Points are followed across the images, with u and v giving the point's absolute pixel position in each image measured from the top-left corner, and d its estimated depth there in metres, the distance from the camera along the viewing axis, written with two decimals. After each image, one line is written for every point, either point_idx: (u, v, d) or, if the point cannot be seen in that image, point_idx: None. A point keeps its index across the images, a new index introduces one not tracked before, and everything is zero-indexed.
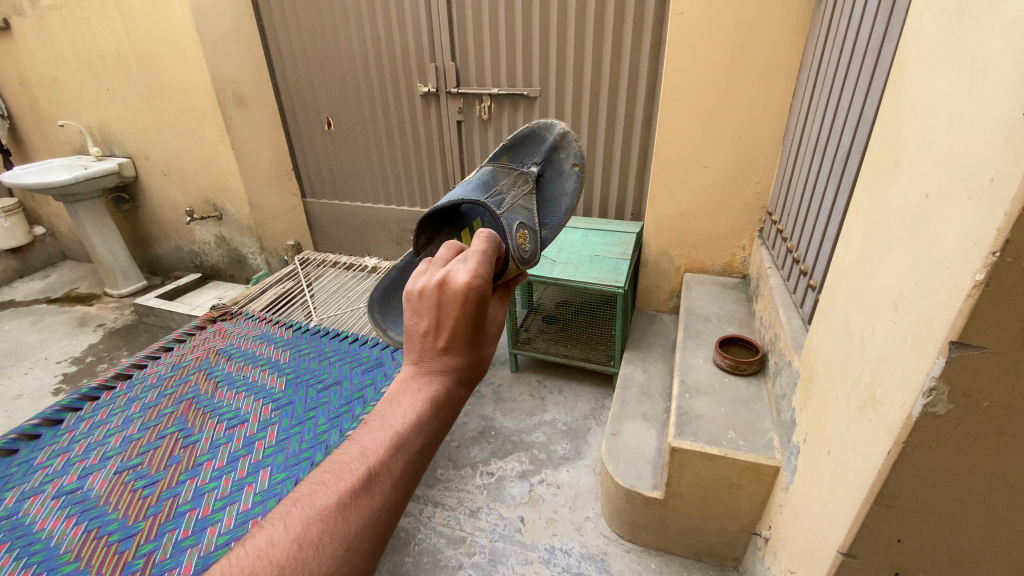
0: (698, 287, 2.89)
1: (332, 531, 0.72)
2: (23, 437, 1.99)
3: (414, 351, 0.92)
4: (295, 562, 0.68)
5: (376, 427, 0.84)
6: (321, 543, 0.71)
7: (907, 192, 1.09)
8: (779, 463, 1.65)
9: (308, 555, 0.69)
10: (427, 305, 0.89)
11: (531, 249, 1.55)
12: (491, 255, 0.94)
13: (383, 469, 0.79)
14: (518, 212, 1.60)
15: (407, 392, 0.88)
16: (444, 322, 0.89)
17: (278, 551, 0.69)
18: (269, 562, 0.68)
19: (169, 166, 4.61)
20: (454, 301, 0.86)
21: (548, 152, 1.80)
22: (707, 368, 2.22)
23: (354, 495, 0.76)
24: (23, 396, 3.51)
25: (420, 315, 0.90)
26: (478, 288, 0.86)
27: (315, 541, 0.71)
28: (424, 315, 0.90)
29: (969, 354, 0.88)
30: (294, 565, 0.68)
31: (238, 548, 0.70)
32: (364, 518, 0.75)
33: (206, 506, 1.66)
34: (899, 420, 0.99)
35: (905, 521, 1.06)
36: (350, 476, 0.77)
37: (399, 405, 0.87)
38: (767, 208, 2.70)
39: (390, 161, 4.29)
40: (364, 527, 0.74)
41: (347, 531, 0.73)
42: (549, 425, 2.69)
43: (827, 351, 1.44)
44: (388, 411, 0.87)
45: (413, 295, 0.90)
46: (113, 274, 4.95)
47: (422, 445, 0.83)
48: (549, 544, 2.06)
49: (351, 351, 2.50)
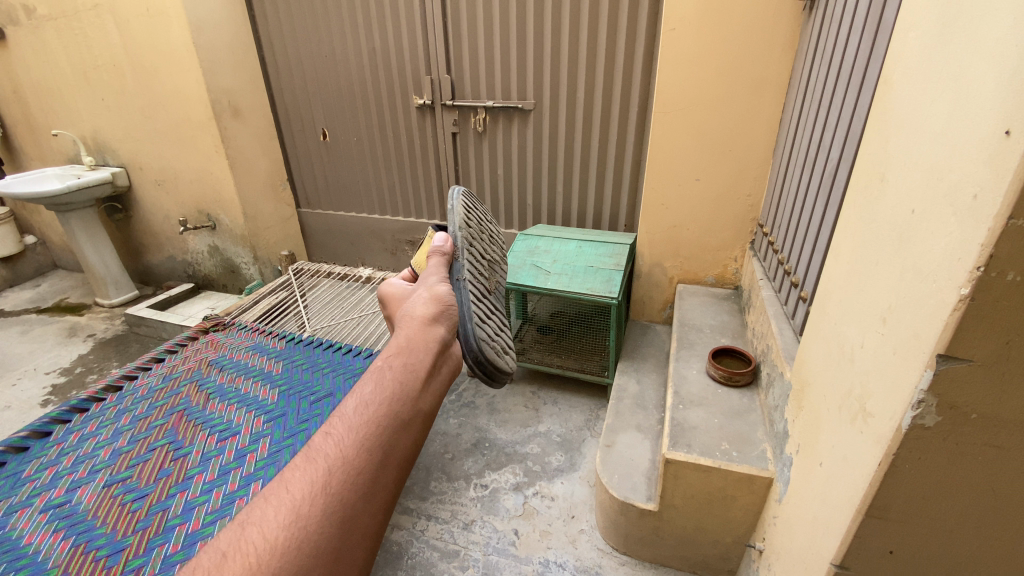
0: (690, 298, 2.91)
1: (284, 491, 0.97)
2: (11, 449, 1.96)
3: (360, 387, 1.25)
4: (241, 535, 0.90)
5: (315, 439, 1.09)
6: (260, 520, 0.91)
7: (894, 207, 1.11)
8: (773, 474, 1.65)
9: (250, 530, 0.90)
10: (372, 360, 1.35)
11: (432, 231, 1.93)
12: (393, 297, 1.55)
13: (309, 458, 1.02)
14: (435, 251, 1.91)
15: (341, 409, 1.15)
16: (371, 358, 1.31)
17: (231, 534, 0.91)
18: (222, 542, 0.90)
19: (162, 175, 4.60)
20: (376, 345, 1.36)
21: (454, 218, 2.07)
22: (700, 379, 2.23)
23: (301, 465, 1.02)
24: (10, 407, 3.45)
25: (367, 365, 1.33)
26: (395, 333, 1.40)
27: (255, 519, 0.92)
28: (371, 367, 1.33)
29: (956, 366, 0.89)
30: (241, 539, 0.89)
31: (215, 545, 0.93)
32: (303, 486, 0.96)
33: (196, 520, 1.63)
34: (890, 432, 1.00)
35: (896, 532, 1.07)
36: (288, 472, 1.01)
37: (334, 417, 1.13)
38: (758, 220, 2.74)
39: (385, 172, 4.31)
40: (307, 482, 0.97)
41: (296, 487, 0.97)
42: (543, 437, 2.68)
43: (818, 363, 1.46)
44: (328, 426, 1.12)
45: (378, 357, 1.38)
46: (104, 284, 4.91)
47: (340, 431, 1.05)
48: (543, 558, 2.05)
49: (344, 363, 2.50)
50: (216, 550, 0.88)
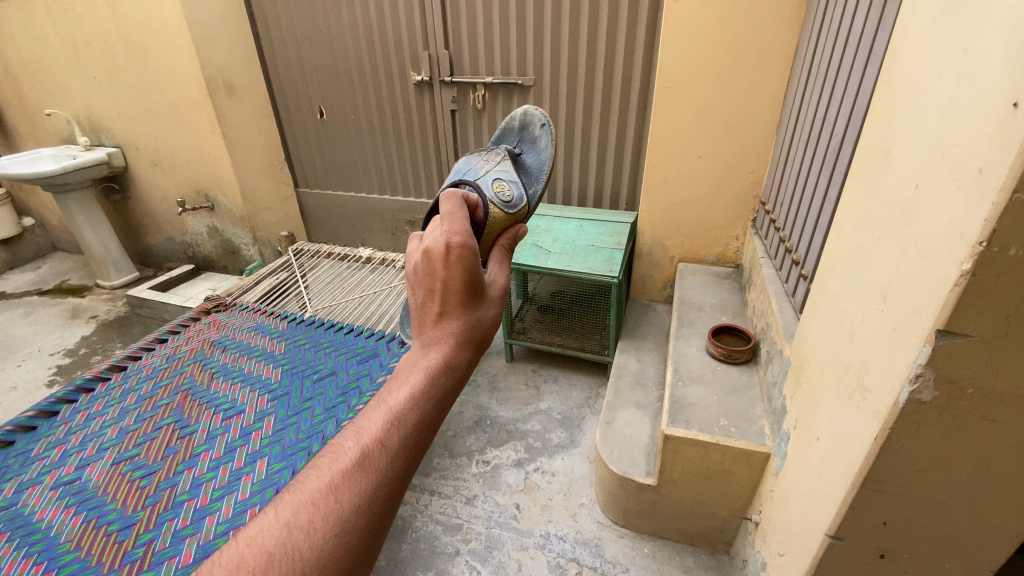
0: (691, 277, 2.91)
1: (324, 514, 0.69)
2: (19, 429, 1.99)
3: (416, 329, 0.93)
4: (286, 548, 0.65)
5: (370, 407, 0.81)
6: (310, 528, 0.67)
7: (897, 182, 1.10)
8: (770, 449, 1.68)
9: (297, 539, 0.66)
10: (421, 278, 0.96)
11: (515, 194, 1.73)
12: (464, 219, 0.98)
13: (377, 447, 0.75)
14: (495, 174, 1.82)
15: (406, 373, 0.85)
16: (434, 288, 0.93)
17: (269, 537, 0.67)
18: (259, 550, 0.65)
19: (159, 155, 4.55)
20: (438, 265, 0.92)
21: (519, 132, 2.16)
22: (699, 357, 2.24)
23: (346, 477, 0.72)
24: (17, 388, 3.49)
25: (418, 289, 0.96)
26: (462, 244, 0.93)
27: (307, 524, 0.67)
28: (419, 289, 0.96)
29: (955, 342, 0.90)
30: (284, 551, 0.65)
31: (233, 538, 0.68)
32: (359, 493, 0.71)
33: (204, 495, 1.64)
34: (887, 407, 1.01)
35: (890, 504, 1.09)
36: (344, 457, 0.74)
37: (395, 381, 0.85)
38: (760, 198, 2.72)
39: (384, 151, 4.26)
40: (359, 510, 0.70)
41: (341, 511, 0.69)
42: (544, 414, 2.72)
43: (817, 341, 1.46)
44: (385, 389, 0.84)
45: (412, 272, 0.98)
46: (105, 266, 4.91)
47: (418, 418, 0.79)
48: (544, 530, 2.09)
49: (345, 342, 2.51)
50: (254, 560, 0.64)
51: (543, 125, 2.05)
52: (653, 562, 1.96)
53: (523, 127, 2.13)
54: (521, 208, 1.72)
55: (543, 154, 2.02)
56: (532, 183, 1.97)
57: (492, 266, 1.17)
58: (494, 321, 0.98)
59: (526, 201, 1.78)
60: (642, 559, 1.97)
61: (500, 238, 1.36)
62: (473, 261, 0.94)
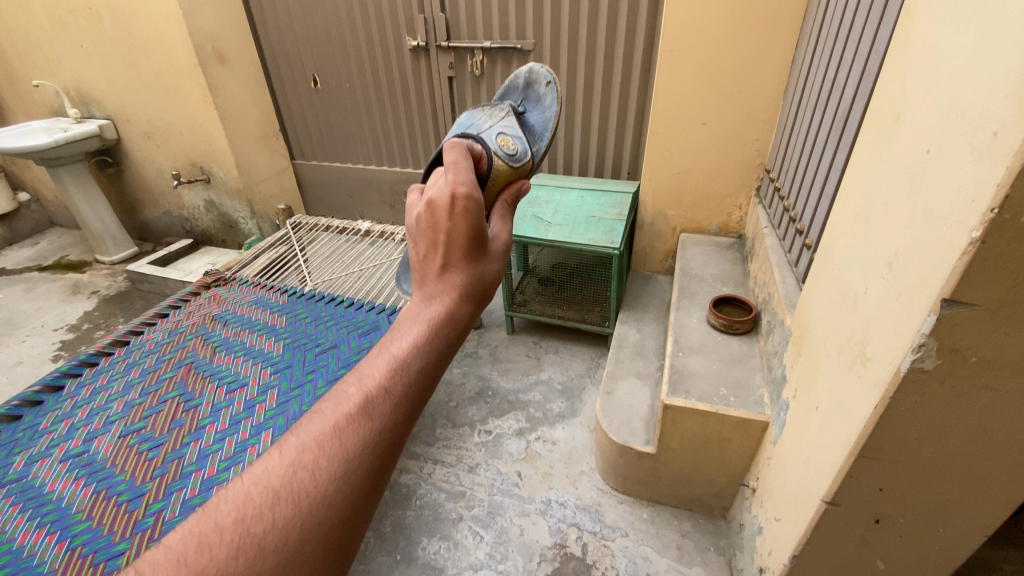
0: (693, 247, 2.88)
1: (329, 455, 0.66)
2: (26, 403, 2.01)
3: (418, 280, 0.91)
4: (292, 488, 0.63)
5: (373, 354, 0.79)
6: (315, 468, 0.65)
7: (907, 147, 1.07)
8: (769, 418, 1.69)
9: (302, 478, 0.64)
10: (424, 228, 0.93)
11: (519, 149, 1.70)
12: (468, 170, 1.01)
13: (381, 392, 0.73)
14: (499, 128, 1.78)
15: (409, 321, 0.83)
16: (438, 239, 0.91)
17: (274, 475, 0.65)
18: (264, 488, 0.63)
19: (152, 127, 4.46)
20: (443, 215, 0.91)
21: (523, 91, 2.11)
22: (700, 328, 2.24)
23: (351, 421, 0.70)
24: (22, 363, 3.52)
25: (420, 239, 0.94)
26: (467, 197, 0.92)
27: (311, 464, 0.65)
28: (422, 240, 0.94)
29: (961, 311, 0.88)
30: (289, 490, 0.63)
31: (238, 476, 0.66)
32: (363, 436, 0.68)
33: (211, 466, 1.67)
34: (888, 376, 1.01)
35: (887, 471, 1.10)
36: (348, 401, 0.72)
37: (398, 330, 0.83)
38: (765, 165, 2.66)
39: (380, 121, 4.16)
40: (364, 452, 0.67)
41: (345, 454, 0.66)
42: (545, 385, 2.74)
43: (820, 311, 1.45)
44: (387, 337, 0.82)
45: (414, 224, 0.96)
46: (103, 241, 4.87)
47: (422, 366, 0.77)
48: (545, 497, 2.14)
49: (346, 316, 2.51)
50: (259, 498, 0.62)
51: (549, 83, 2.00)
52: (651, 527, 2.00)
53: (528, 86, 2.08)
54: (525, 163, 1.70)
55: (547, 111, 1.98)
56: (537, 141, 1.93)
57: (494, 222, 1.15)
58: (497, 283, 0.96)
59: (530, 157, 1.76)
60: (641, 524, 2.01)
61: (502, 193, 1.28)
62: (478, 213, 0.93)
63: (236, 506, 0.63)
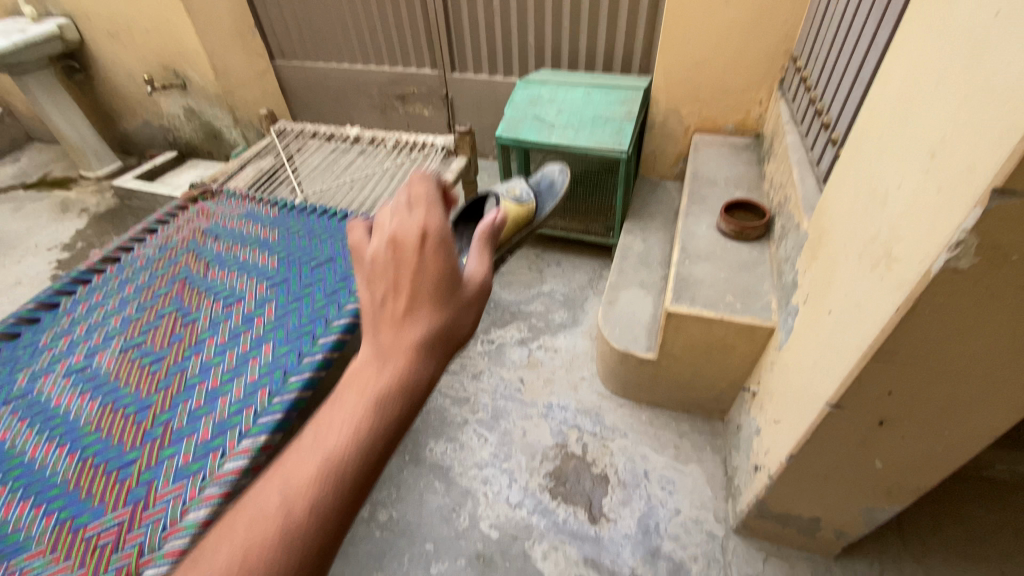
0: (706, 149, 2.68)
1: (308, 496, 0.80)
2: (23, 321, 2.00)
3: (380, 320, 0.99)
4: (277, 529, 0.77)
5: (344, 401, 0.90)
6: (299, 511, 0.79)
7: (974, 9, 0.89)
8: (775, 324, 1.66)
9: (288, 521, 0.78)
10: (386, 270, 1.01)
11: (525, 191, 1.87)
12: (435, 208, 1.09)
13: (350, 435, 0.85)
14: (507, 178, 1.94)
15: (375, 370, 0.93)
16: (398, 286, 0.99)
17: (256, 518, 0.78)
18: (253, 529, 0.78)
19: (114, 25, 4.04)
20: (406, 264, 0.99)
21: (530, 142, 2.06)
22: (709, 235, 2.13)
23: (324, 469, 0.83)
24: (23, 283, 3.51)
25: (378, 278, 1.01)
26: (425, 240, 1.01)
27: (293, 504, 0.79)
28: (380, 281, 1.01)
29: (1011, 203, 0.78)
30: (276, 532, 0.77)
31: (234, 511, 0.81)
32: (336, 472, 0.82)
33: (214, 378, 1.64)
34: (916, 277, 0.93)
35: (897, 374, 1.06)
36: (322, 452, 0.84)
37: (363, 371, 0.94)
38: (792, 53, 2.38)
39: (363, 11, 3.72)
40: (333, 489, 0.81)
41: (324, 491, 0.81)
42: (547, 296, 2.71)
43: (842, 211, 1.34)
44: (354, 382, 0.93)
45: (373, 260, 1.03)
46: (84, 155, 4.63)
47: (388, 409, 0.89)
48: (546, 401, 2.18)
49: (341, 229, 2.36)
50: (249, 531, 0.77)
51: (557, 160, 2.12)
52: (651, 427, 2.03)
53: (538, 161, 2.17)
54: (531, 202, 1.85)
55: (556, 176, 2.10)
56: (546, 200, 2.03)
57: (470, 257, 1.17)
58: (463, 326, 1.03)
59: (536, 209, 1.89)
60: (641, 425, 2.04)
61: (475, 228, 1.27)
62: (440, 258, 1.01)
63: (237, 540, 0.76)
